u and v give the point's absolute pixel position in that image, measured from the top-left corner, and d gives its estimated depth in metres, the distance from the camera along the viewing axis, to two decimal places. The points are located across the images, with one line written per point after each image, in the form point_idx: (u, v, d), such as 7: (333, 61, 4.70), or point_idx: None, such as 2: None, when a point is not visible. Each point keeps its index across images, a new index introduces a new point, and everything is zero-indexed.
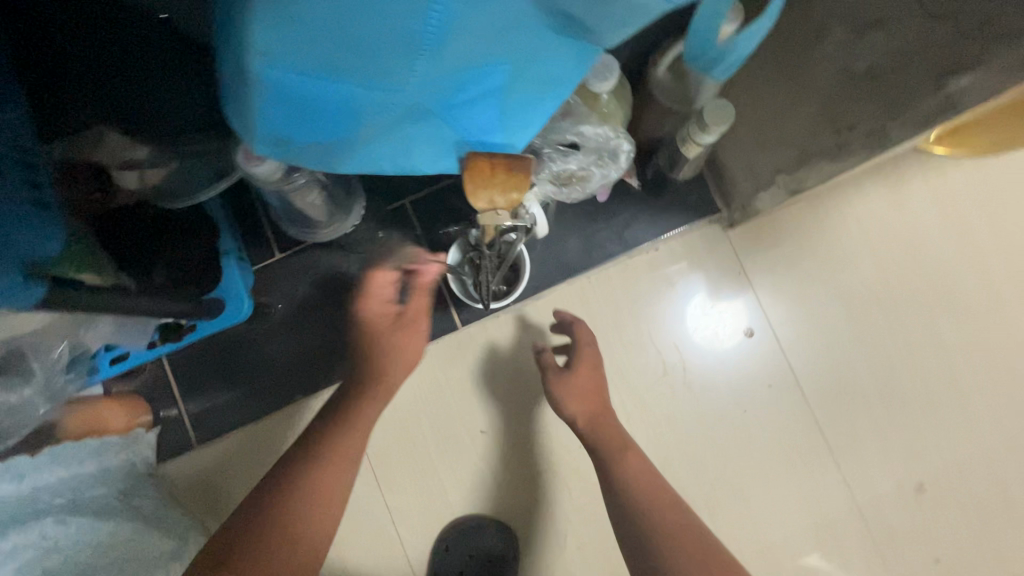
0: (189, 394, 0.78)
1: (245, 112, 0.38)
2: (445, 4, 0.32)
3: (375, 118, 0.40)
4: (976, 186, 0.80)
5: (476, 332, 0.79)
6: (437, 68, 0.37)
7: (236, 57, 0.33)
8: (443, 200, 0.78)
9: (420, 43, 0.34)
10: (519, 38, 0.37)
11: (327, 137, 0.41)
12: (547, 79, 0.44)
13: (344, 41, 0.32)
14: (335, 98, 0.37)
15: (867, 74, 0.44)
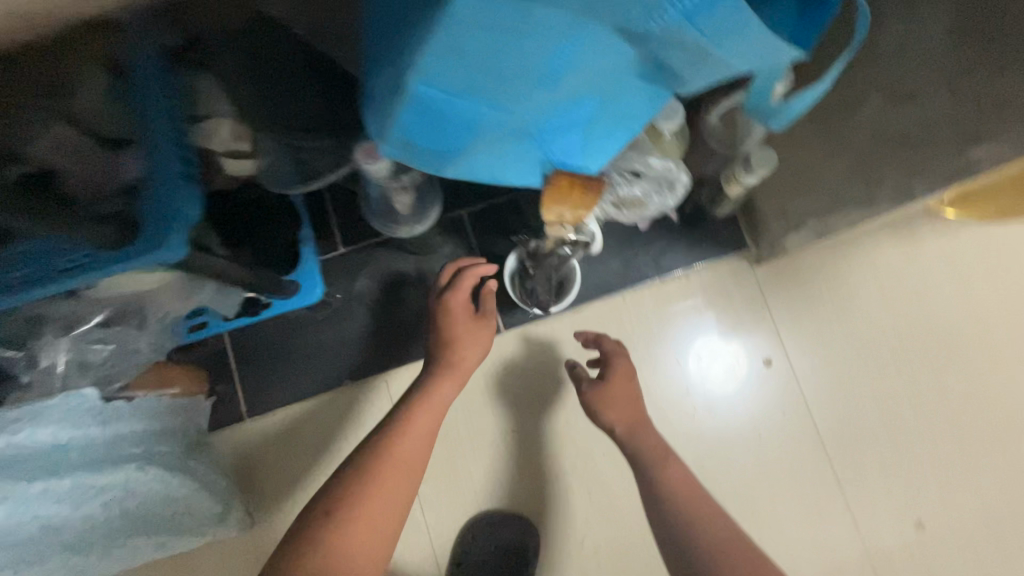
0: (244, 370, 0.83)
1: (384, 117, 0.44)
2: (572, 49, 0.39)
3: (487, 133, 0.47)
4: (985, 248, 0.87)
5: (516, 337, 0.85)
6: (548, 95, 0.44)
7: (395, 74, 0.40)
8: (498, 214, 0.85)
9: (543, 76, 0.41)
10: (615, 79, 0.45)
11: (444, 144, 0.48)
12: (627, 113, 0.51)
13: (487, 69, 0.39)
14: (462, 114, 0.44)
15: (899, 137, 0.52)
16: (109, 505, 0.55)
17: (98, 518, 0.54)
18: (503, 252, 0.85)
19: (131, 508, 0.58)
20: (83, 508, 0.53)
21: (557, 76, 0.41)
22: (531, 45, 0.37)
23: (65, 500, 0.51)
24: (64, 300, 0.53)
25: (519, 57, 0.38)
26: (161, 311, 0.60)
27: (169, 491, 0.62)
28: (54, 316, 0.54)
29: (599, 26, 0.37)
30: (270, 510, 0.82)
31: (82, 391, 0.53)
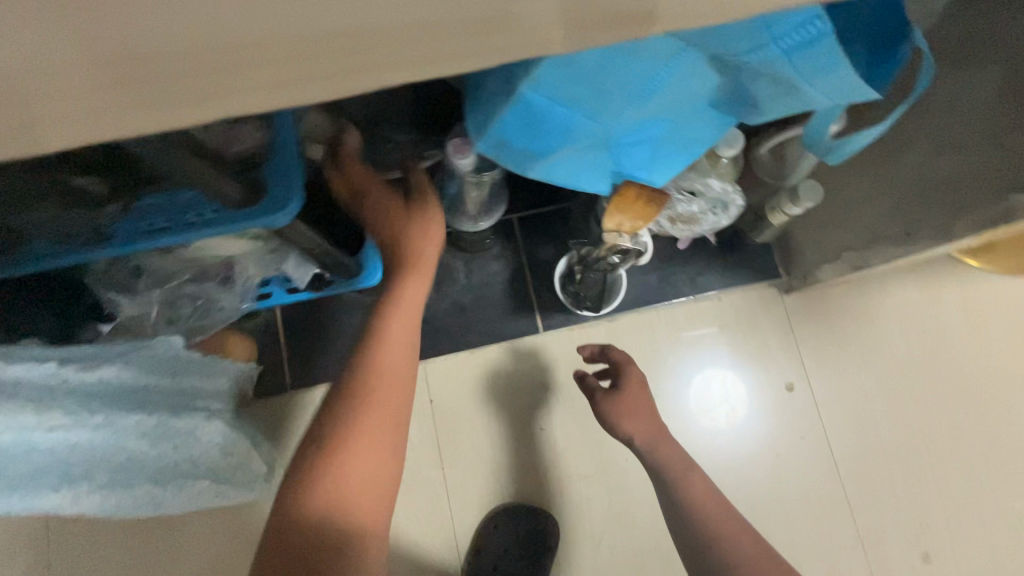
0: (293, 344, 0.87)
1: (486, 118, 0.49)
2: (668, 71, 0.43)
3: (574, 139, 0.52)
4: (1005, 299, 0.91)
5: (553, 339, 0.89)
6: (635, 111, 0.49)
7: (508, 81, 0.45)
8: (547, 221, 0.90)
9: (638, 93, 0.46)
10: (695, 102, 0.49)
11: (533, 147, 0.52)
12: (698, 134, 0.55)
13: (590, 83, 0.44)
14: (558, 121, 0.49)
15: (942, 183, 0.56)
16: (179, 449, 0.59)
17: (168, 458, 0.58)
18: (548, 257, 0.89)
19: (196, 455, 0.61)
20: (158, 447, 0.57)
21: (650, 94, 0.46)
22: (636, 66, 0.42)
23: (143, 435, 0.55)
24: (161, 257, 0.57)
25: (623, 75, 0.43)
26: (244, 275, 0.63)
27: (227, 446, 0.66)
28: (150, 267, 0.58)
29: (698, 54, 0.42)
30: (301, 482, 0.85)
31: (167, 338, 0.59)
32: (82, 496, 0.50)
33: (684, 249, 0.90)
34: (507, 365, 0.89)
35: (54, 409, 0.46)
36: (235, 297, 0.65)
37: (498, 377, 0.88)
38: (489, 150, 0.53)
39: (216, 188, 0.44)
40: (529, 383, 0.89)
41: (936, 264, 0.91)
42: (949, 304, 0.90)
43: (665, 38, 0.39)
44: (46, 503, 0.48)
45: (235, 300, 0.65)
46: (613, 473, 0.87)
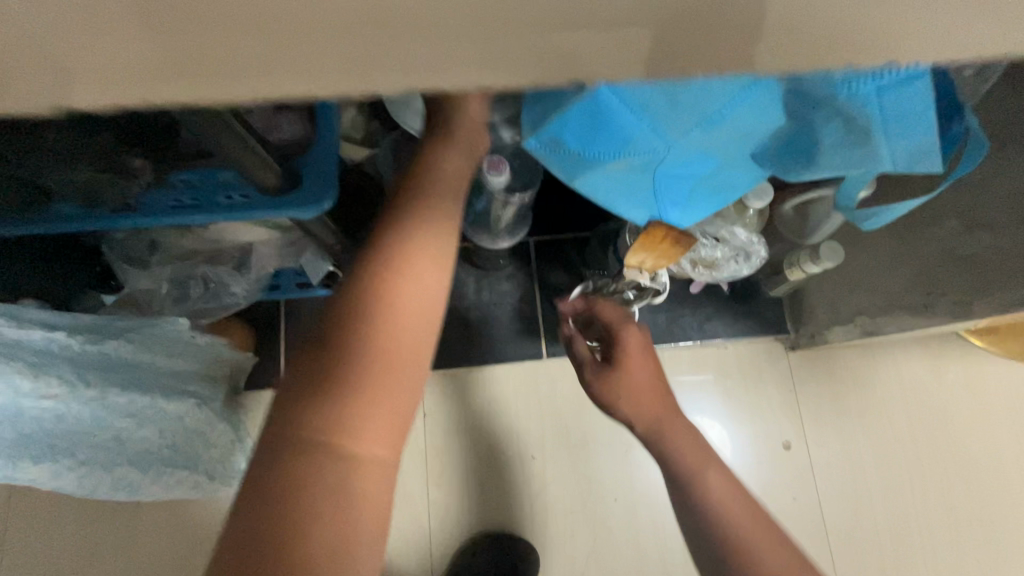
0: (290, 340, 0.85)
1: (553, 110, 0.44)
2: (743, 104, 0.42)
3: (628, 154, 0.49)
4: (1006, 381, 0.90)
5: (554, 367, 0.89)
6: (693, 140, 0.47)
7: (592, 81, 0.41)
8: (562, 248, 0.89)
9: (709, 117, 0.44)
10: (740, 147, 0.49)
11: (584, 154, 0.49)
12: (727, 183, 0.55)
13: (676, 95, 0.41)
14: (619, 128, 0.46)
15: (968, 259, 0.57)
16: (164, 434, 0.57)
17: (150, 442, 0.56)
18: (560, 284, 0.89)
19: (178, 441, 0.59)
20: (143, 429, 0.55)
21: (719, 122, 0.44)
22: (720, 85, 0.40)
23: (129, 417, 0.53)
24: (178, 233, 0.56)
25: (702, 92, 0.41)
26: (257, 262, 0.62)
27: (210, 438, 0.63)
28: (166, 243, 0.57)
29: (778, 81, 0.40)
30: None
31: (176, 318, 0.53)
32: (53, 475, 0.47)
33: (695, 293, 0.90)
34: (505, 388, 0.88)
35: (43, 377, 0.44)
36: (246, 283, 0.64)
37: (495, 398, 0.88)
38: (537, 148, 0.48)
39: (253, 172, 0.44)
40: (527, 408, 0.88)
41: (940, 338, 0.91)
42: (949, 379, 0.90)
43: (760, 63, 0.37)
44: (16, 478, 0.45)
45: (246, 287, 0.64)
46: (602, 512, 0.85)
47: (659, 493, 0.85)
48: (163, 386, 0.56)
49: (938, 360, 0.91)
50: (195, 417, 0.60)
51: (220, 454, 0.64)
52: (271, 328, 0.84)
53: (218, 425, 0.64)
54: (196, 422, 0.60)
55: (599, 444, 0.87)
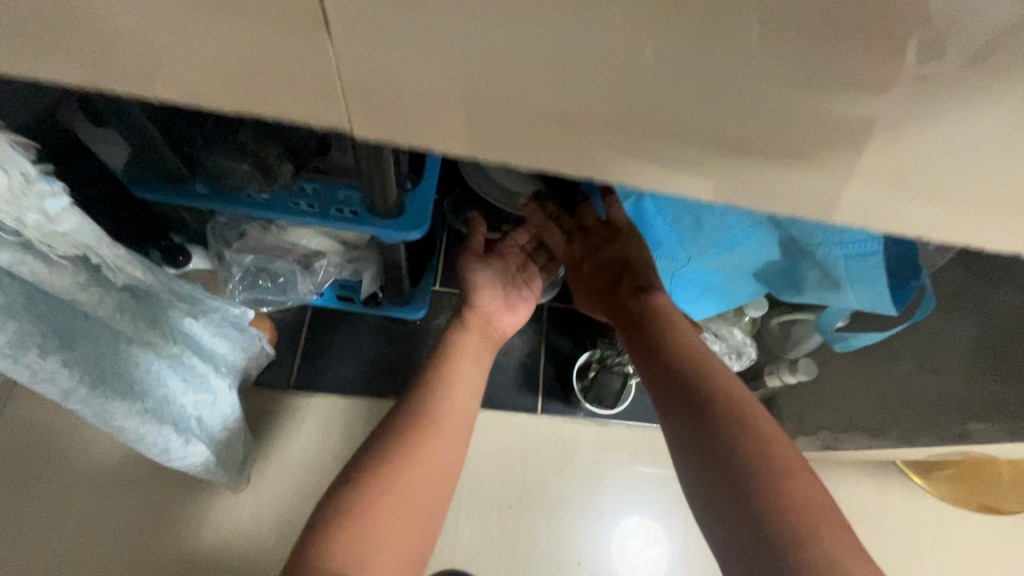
0: (311, 345, 0.90)
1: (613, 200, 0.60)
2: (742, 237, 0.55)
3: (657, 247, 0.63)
4: (939, 520, 0.99)
5: (544, 423, 0.95)
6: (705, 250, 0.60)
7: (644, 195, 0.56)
8: (573, 317, 0.99)
9: (723, 241, 0.56)
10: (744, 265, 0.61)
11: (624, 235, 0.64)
12: (734, 292, 0.67)
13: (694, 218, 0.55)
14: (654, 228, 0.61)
15: (919, 395, 0.68)
16: (196, 407, 0.60)
17: (187, 411, 0.59)
18: (565, 349, 0.98)
19: (204, 417, 0.62)
20: (186, 395, 0.58)
21: (727, 247, 0.57)
22: (730, 219, 0.53)
23: (182, 379, 0.57)
24: (263, 227, 0.63)
25: (718, 221, 0.54)
26: (323, 264, 0.68)
27: (225, 423, 0.67)
28: (252, 235, 0.63)
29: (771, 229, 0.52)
30: (266, 486, 0.83)
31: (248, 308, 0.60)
32: (134, 416, 0.50)
33: None
34: (495, 434, 0.94)
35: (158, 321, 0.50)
36: (310, 282, 0.69)
37: (485, 442, 0.93)
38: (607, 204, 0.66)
39: (375, 191, 0.51)
40: (512, 460, 0.93)
41: (884, 469, 1.02)
42: (888, 509, 0.99)
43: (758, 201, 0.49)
44: (105, 412, 0.48)
45: (310, 284, 0.69)
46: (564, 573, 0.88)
47: (617, 568, 0.89)
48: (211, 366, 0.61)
49: (881, 488, 1.01)
50: (222, 400, 0.64)
51: (224, 441, 0.68)
52: (294, 333, 0.90)
53: (233, 413, 0.67)
54: (220, 406, 0.64)
55: (571, 509, 0.91)
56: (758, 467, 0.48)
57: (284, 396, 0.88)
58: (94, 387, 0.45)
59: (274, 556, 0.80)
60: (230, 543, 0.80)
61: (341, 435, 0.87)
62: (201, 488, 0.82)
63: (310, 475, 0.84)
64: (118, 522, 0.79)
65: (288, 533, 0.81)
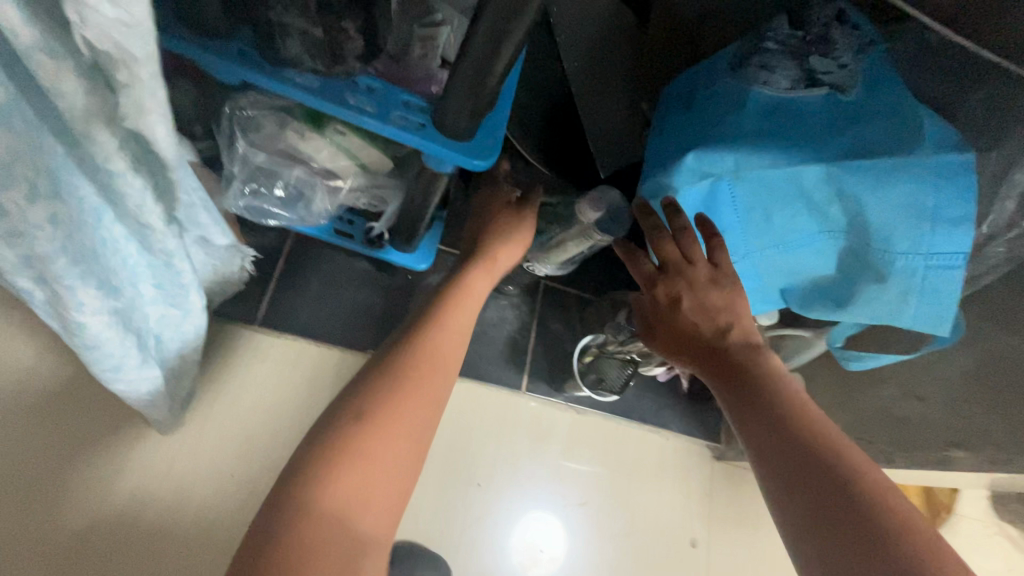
0: (288, 278, 0.79)
1: (745, 145, 0.52)
2: (825, 241, 0.55)
3: (731, 232, 0.58)
4: None
5: (524, 402, 0.91)
6: (771, 244, 0.58)
7: (793, 157, 0.51)
8: (569, 298, 0.96)
9: (786, 243, 0.57)
10: (782, 271, 0.61)
11: (715, 199, 0.56)
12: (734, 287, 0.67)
13: (815, 201, 0.53)
14: (721, 218, 0.57)
15: (902, 418, 0.72)
16: (160, 322, 0.48)
17: (148, 324, 0.46)
18: (556, 329, 0.94)
19: (164, 336, 0.50)
20: (153, 304, 0.46)
21: (790, 248, 0.57)
22: (805, 219, 0.54)
23: (156, 285, 0.44)
24: (279, 125, 0.52)
25: (792, 221, 0.55)
26: (340, 186, 0.59)
27: (183, 349, 0.53)
28: (261, 133, 0.52)
29: (839, 240, 0.55)
30: (213, 432, 0.72)
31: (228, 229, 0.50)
32: (98, 318, 0.39)
33: (662, 380, 0.99)
34: (473, 406, 0.89)
35: (176, 208, 0.38)
36: (326, 202, 0.59)
37: (460, 412, 0.88)
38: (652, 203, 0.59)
39: (456, 102, 0.44)
40: (484, 437, 0.88)
41: None
42: None
43: (847, 207, 0.52)
44: (63, 298, 0.37)
45: (326, 205, 0.59)
46: (522, 556, 0.85)
47: (572, 561, 0.87)
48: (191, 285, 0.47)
49: None
50: (185, 329, 0.51)
51: (173, 375, 0.55)
52: (271, 263, 0.79)
53: (195, 344, 0.54)
54: (178, 334, 0.51)
55: (534, 493, 0.88)
56: (859, 490, 0.44)
57: (247, 332, 0.76)
58: (71, 262, 0.35)
59: (209, 514, 0.69)
60: (161, 488, 0.69)
61: (308, 384, 0.77)
62: (133, 425, 0.70)
63: (263, 425, 0.74)
64: (26, 447, 0.66)
65: (229, 485, 0.71)
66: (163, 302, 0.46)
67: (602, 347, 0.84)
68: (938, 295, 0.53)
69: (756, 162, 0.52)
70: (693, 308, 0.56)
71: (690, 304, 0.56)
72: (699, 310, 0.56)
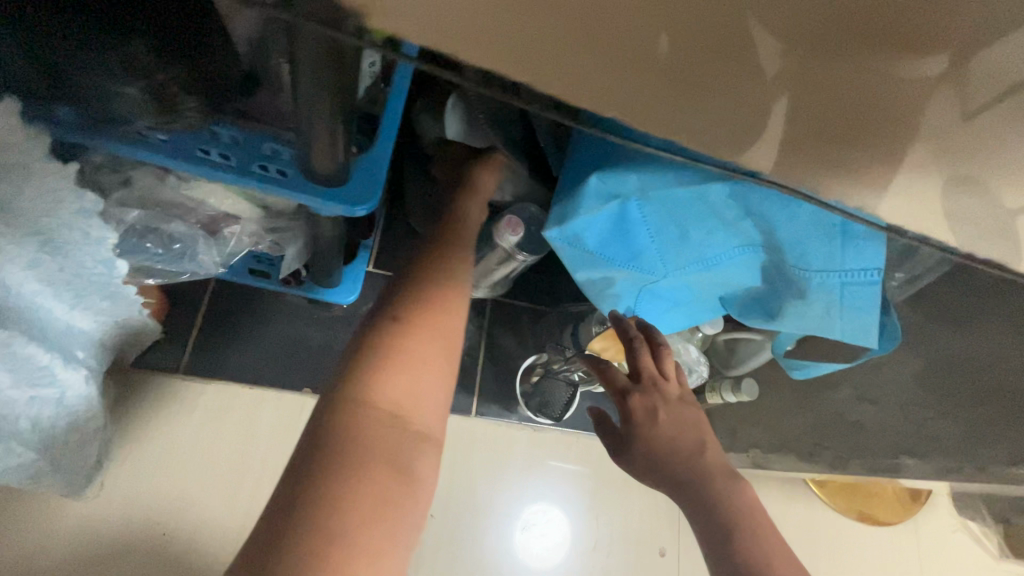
0: (212, 322, 0.76)
1: (642, 167, 0.47)
2: (743, 254, 0.53)
3: (646, 252, 0.55)
4: (861, 542, 0.99)
5: (477, 425, 0.88)
6: (689, 259, 0.55)
7: (694, 177, 0.46)
8: (518, 314, 0.93)
9: (706, 259, 0.54)
10: (709, 282, 0.58)
11: (623, 222, 0.52)
12: (669, 301, 0.64)
13: (725, 219, 0.49)
14: (636, 240, 0.54)
15: (855, 423, 0.70)
16: (34, 402, 0.51)
17: (16, 407, 0.49)
18: (506, 347, 0.91)
19: (44, 417, 0.52)
20: (18, 389, 0.49)
21: (711, 264, 0.55)
22: (720, 236, 0.52)
23: (12, 373, 0.48)
24: (157, 177, 0.49)
25: (708, 238, 0.52)
26: (234, 231, 0.56)
27: (74, 419, 0.55)
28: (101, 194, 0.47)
29: (757, 253, 0.52)
30: (138, 487, 0.69)
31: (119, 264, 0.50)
32: None
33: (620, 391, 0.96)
34: None
35: None
36: (215, 252, 0.56)
37: None
38: (559, 240, 0.55)
39: (315, 153, 0.41)
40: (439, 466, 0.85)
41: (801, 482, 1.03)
42: (818, 523, 0.98)
43: (760, 225, 0.48)
44: None
45: (217, 255, 0.56)
46: None
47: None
48: (55, 362, 0.50)
49: (814, 505, 1.00)
50: (69, 400, 0.54)
51: (66, 442, 0.55)
52: (191, 308, 0.75)
53: (85, 413, 0.56)
54: (65, 409, 0.54)
55: (496, 515, 0.86)
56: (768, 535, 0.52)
57: (172, 383, 0.73)
58: None
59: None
60: (83, 550, 0.65)
61: (241, 428, 0.74)
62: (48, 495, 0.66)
63: (195, 476, 0.71)
64: None
65: (161, 545, 0.68)
66: (34, 383, 0.50)
67: (555, 370, 0.86)
68: (863, 311, 0.51)
69: (659, 183, 0.48)
70: (670, 419, 0.57)
71: (665, 415, 0.58)
72: (670, 416, 0.58)
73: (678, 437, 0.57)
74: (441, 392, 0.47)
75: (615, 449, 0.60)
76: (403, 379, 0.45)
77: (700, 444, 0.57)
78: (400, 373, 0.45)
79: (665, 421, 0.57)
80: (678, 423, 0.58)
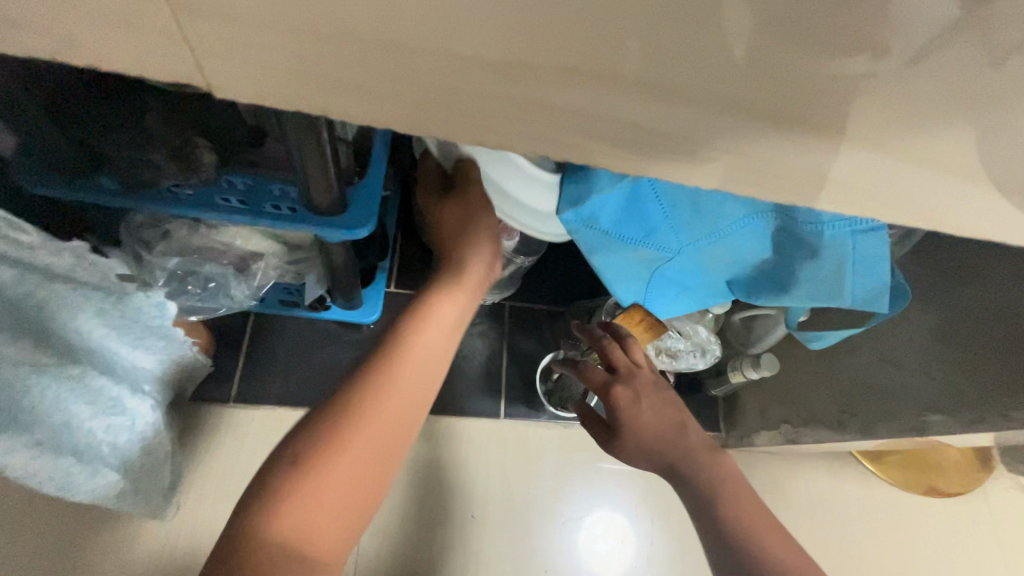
0: (254, 352, 0.83)
1: None
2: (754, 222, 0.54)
3: (659, 228, 0.57)
4: (920, 516, 0.95)
5: (508, 427, 0.92)
6: (702, 232, 0.56)
7: None
8: (536, 317, 0.96)
9: (717, 231, 0.56)
10: (720, 256, 0.60)
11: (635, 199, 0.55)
12: (680, 282, 0.65)
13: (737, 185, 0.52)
14: (649, 216, 0.56)
15: (878, 387, 0.68)
16: (110, 431, 0.59)
17: (97, 438, 0.58)
18: (527, 350, 0.95)
19: (122, 444, 0.60)
20: (96, 420, 0.57)
21: (722, 236, 0.56)
22: (732, 205, 0.53)
23: (91, 405, 0.57)
24: (190, 228, 0.56)
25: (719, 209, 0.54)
26: (261, 266, 0.61)
27: (146, 445, 0.64)
28: (119, 273, 0.53)
29: (767, 220, 0.54)
30: (203, 508, 0.76)
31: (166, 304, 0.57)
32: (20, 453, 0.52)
33: None
34: (462, 438, 0.90)
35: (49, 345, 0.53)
36: (245, 287, 0.62)
37: (445, 448, 0.89)
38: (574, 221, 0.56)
39: (312, 185, 0.46)
40: (464, 470, 0.89)
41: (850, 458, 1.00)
42: (871, 500, 0.95)
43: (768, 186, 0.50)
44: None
45: (246, 290, 0.62)
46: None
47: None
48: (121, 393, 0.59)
49: (865, 481, 0.96)
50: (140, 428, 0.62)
51: (140, 466, 0.63)
52: (235, 342, 0.83)
53: (153, 439, 0.64)
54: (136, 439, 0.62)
55: (534, 511, 0.89)
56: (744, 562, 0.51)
57: (224, 411, 0.81)
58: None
59: None
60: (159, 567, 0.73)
61: None
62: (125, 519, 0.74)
63: None
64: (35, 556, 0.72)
65: None
66: (107, 413, 0.58)
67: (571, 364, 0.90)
68: (872, 264, 0.52)
69: None
70: (651, 403, 0.59)
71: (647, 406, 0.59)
72: (650, 410, 0.59)
73: (661, 430, 0.58)
74: (346, 503, 0.47)
75: (605, 441, 0.61)
76: (297, 512, 0.45)
77: (681, 422, 0.59)
78: (294, 505, 0.45)
79: (646, 412, 0.59)
80: (660, 410, 0.59)
